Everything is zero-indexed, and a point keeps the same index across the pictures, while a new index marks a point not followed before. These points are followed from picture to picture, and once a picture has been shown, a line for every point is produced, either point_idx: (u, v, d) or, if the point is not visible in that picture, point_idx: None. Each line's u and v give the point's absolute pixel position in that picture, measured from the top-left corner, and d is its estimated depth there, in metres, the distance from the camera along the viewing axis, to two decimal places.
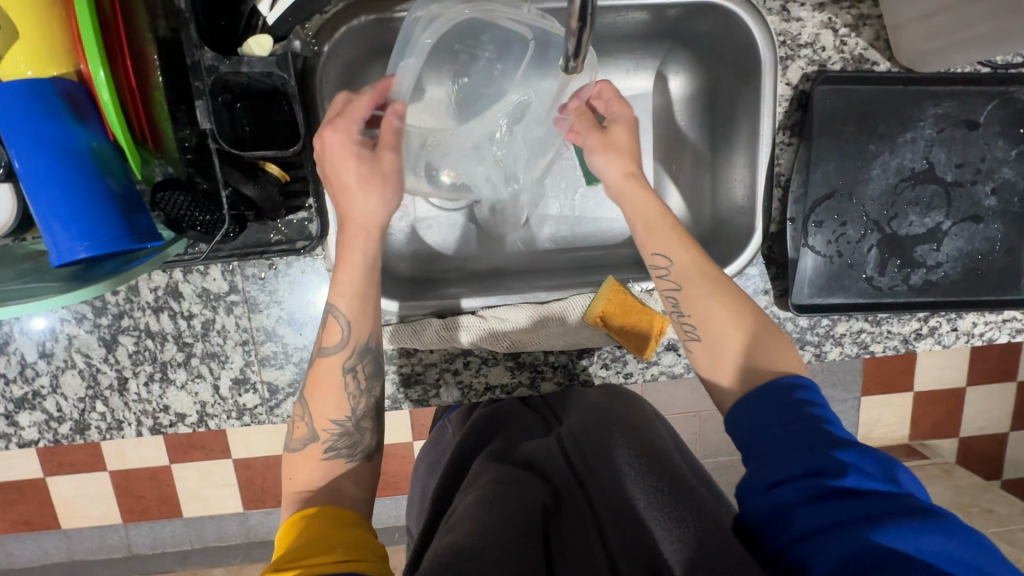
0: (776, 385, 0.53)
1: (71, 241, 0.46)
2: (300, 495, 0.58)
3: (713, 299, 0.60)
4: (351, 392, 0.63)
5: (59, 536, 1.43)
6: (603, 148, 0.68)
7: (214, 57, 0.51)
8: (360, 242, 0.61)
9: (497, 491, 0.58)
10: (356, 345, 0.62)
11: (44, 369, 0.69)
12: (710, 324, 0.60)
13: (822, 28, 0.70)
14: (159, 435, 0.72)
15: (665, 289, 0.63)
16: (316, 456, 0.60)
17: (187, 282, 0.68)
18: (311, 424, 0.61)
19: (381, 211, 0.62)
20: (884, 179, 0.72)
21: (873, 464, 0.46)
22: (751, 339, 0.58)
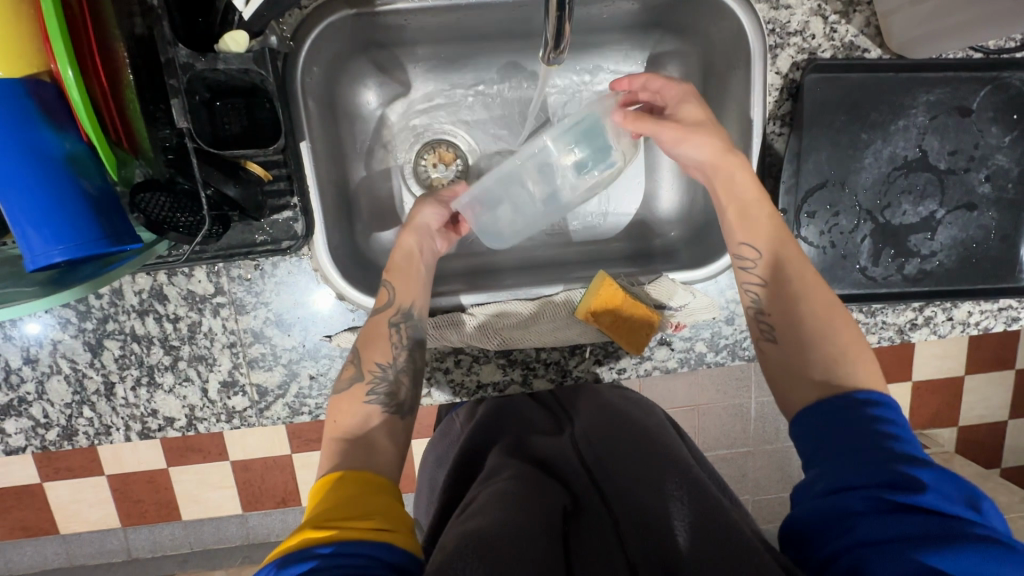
0: (846, 398, 0.51)
1: (45, 244, 0.45)
2: (339, 442, 0.59)
3: (804, 296, 0.58)
4: (396, 343, 0.66)
5: (58, 541, 1.43)
6: (681, 134, 0.64)
7: (189, 55, 0.50)
8: (411, 237, 0.70)
9: (519, 488, 0.59)
10: (403, 306, 0.66)
11: (30, 375, 0.68)
12: (794, 321, 0.57)
13: (811, 16, 0.68)
14: (149, 440, 0.72)
15: (748, 281, 0.61)
16: (359, 396, 0.62)
17: (172, 284, 0.67)
18: (358, 364, 0.64)
19: (428, 217, 0.71)
20: (877, 168, 0.72)
21: (956, 488, 0.44)
22: (844, 343, 0.55)
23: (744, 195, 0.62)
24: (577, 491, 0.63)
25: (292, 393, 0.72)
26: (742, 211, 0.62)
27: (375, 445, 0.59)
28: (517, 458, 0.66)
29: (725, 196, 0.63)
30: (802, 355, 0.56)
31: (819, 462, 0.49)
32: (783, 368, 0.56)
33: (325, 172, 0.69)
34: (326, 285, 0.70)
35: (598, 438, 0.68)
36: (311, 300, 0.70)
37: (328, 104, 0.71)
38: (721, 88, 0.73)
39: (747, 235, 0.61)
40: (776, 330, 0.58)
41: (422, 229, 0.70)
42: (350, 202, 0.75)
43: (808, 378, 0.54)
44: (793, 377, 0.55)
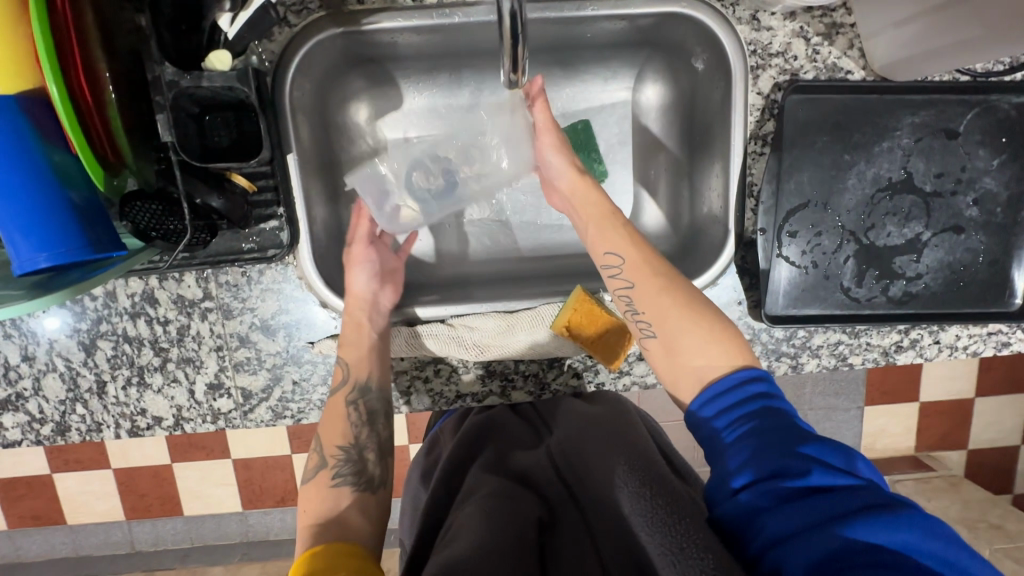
0: (730, 379, 0.56)
1: (32, 250, 0.48)
2: (310, 528, 0.61)
3: (662, 290, 0.62)
4: (353, 421, 0.69)
5: (65, 531, 1.47)
6: (559, 147, 0.70)
7: (175, 73, 0.52)
8: (359, 305, 0.70)
9: (496, 504, 0.60)
10: (358, 382, 0.69)
11: (27, 372, 0.72)
12: (663, 318, 0.61)
13: (793, 37, 0.68)
14: (138, 438, 0.74)
15: (618, 286, 0.64)
16: (324, 483, 0.66)
17: (163, 288, 0.70)
18: (320, 452, 0.67)
19: (363, 282, 0.71)
20: (860, 190, 0.71)
21: (834, 456, 0.48)
22: (707, 329, 0.59)
23: (602, 207, 0.68)
24: (554, 506, 0.65)
25: (275, 397, 0.73)
26: (610, 219, 0.67)
27: (348, 523, 0.62)
28: (492, 474, 0.67)
29: (586, 214, 0.68)
30: (676, 345, 0.60)
31: (718, 462, 0.52)
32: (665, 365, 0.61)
33: (313, 186, 0.71)
34: (310, 293, 0.72)
35: (574, 452, 0.69)
36: (295, 307, 0.72)
37: (319, 115, 0.73)
38: (706, 107, 0.74)
39: (616, 240, 0.65)
40: (651, 327, 0.62)
41: (362, 299, 0.70)
42: (338, 213, 0.77)
43: (685, 366, 0.59)
44: (675, 372, 0.60)
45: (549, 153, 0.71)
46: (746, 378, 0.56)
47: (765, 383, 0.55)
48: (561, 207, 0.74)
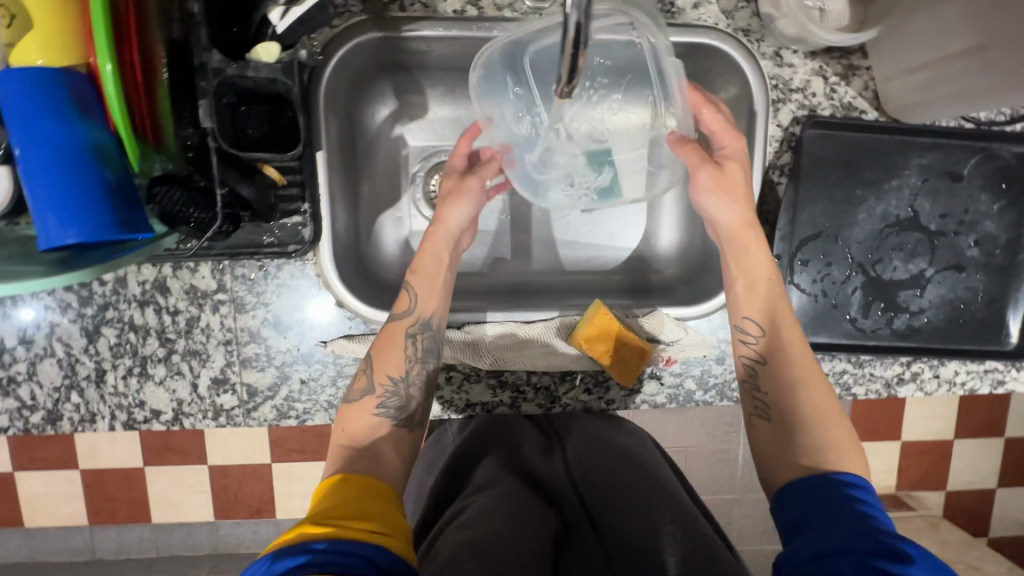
0: (822, 478, 0.55)
1: (62, 225, 0.47)
2: (345, 450, 0.60)
3: (803, 384, 0.61)
4: (410, 355, 0.65)
5: (23, 534, 1.40)
6: (718, 194, 0.68)
7: (222, 60, 0.53)
8: (443, 234, 0.69)
9: (516, 510, 0.60)
10: (422, 316, 0.66)
11: (23, 355, 0.69)
12: (789, 404, 0.61)
13: (812, 75, 0.71)
14: (132, 431, 0.71)
15: (745, 354, 0.65)
16: (369, 408, 0.62)
17: (176, 277, 0.68)
18: (370, 375, 0.64)
19: (460, 216, 0.71)
20: (870, 224, 0.74)
21: (938, 569, 0.46)
22: (829, 437, 0.58)
23: (755, 270, 0.66)
24: (568, 519, 0.65)
25: (281, 396, 0.72)
26: (749, 284, 0.66)
27: (381, 455, 0.60)
28: (509, 480, 0.66)
29: (740, 268, 0.67)
30: (794, 431, 0.59)
31: (804, 535, 0.51)
32: (770, 449, 0.60)
33: (338, 185, 0.71)
34: (327, 291, 0.71)
35: (596, 469, 0.67)
36: (309, 304, 0.71)
37: (349, 117, 0.74)
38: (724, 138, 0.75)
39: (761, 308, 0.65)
40: (767, 407, 0.62)
41: (455, 230, 0.70)
42: (358, 213, 0.76)
43: (791, 457, 0.58)
44: (778, 458, 0.59)
45: (704, 197, 0.69)
46: (855, 486, 0.54)
47: (861, 490, 0.54)
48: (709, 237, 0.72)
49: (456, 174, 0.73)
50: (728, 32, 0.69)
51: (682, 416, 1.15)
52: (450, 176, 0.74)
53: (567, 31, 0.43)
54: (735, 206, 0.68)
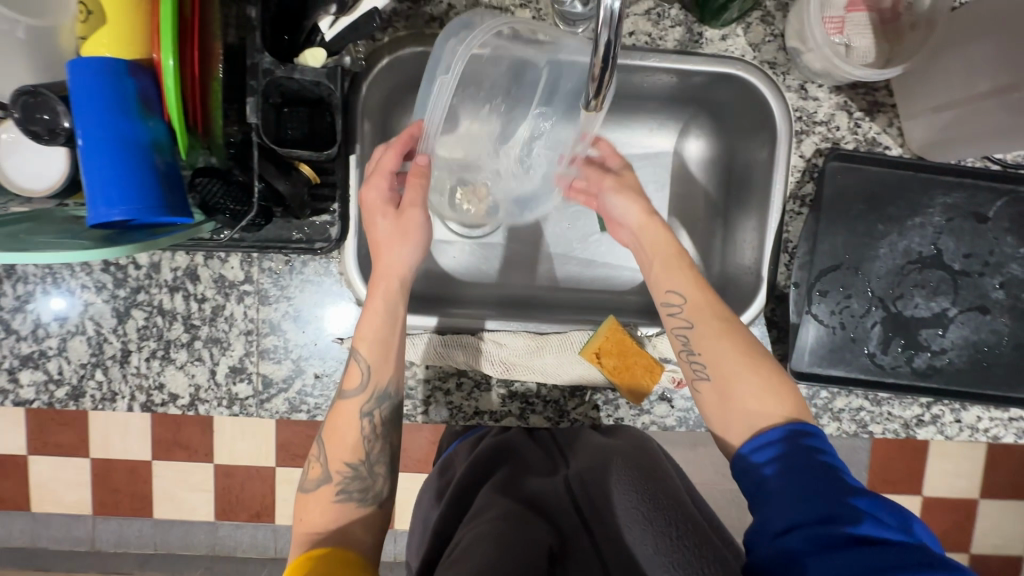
0: (773, 430, 0.58)
1: (110, 204, 0.50)
2: (309, 537, 0.63)
3: (723, 344, 0.63)
4: (365, 436, 0.66)
5: (27, 520, 1.41)
6: (620, 191, 0.73)
7: (272, 62, 0.56)
8: (394, 288, 0.66)
9: (506, 530, 0.59)
10: (376, 389, 0.66)
11: (56, 331, 0.72)
12: (721, 362, 0.63)
13: (837, 110, 0.72)
14: (149, 413, 0.73)
15: (676, 326, 0.66)
16: (329, 497, 0.64)
17: (206, 266, 0.71)
18: (325, 466, 0.65)
19: (406, 259, 0.67)
20: (891, 259, 0.74)
21: (887, 514, 0.51)
22: (763, 381, 0.61)
23: (665, 248, 0.69)
24: (565, 533, 0.64)
25: (294, 389, 0.73)
26: (666, 263, 0.68)
27: (350, 535, 0.64)
28: (502, 494, 0.67)
29: (654, 252, 0.69)
30: (735, 387, 0.62)
31: (761, 506, 0.55)
32: (716, 406, 0.63)
33: (367, 187, 0.74)
34: (347, 289, 0.73)
35: (593, 481, 0.68)
36: (331, 301, 0.73)
37: (383, 125, 0.77)
38: (746, 163, 0.78)
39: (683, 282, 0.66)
40: (705, 368, 0.63)
41: (405, 276, 0.67)
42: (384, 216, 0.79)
43: (736, 408, 0.61)
44: (724, 411, 0.62)
45: (611, 195, 0.73)
46: (795, 430, 0.58)
47: (810, 436, 0.57)
48: (625, 241, 0.75)
49: (390, 210, 0.67)
50: (755, 64, 0.71)
51: (693, 451, 1.13)
52: (382, 215, 0.67)
53: (597, 45, 0.46)
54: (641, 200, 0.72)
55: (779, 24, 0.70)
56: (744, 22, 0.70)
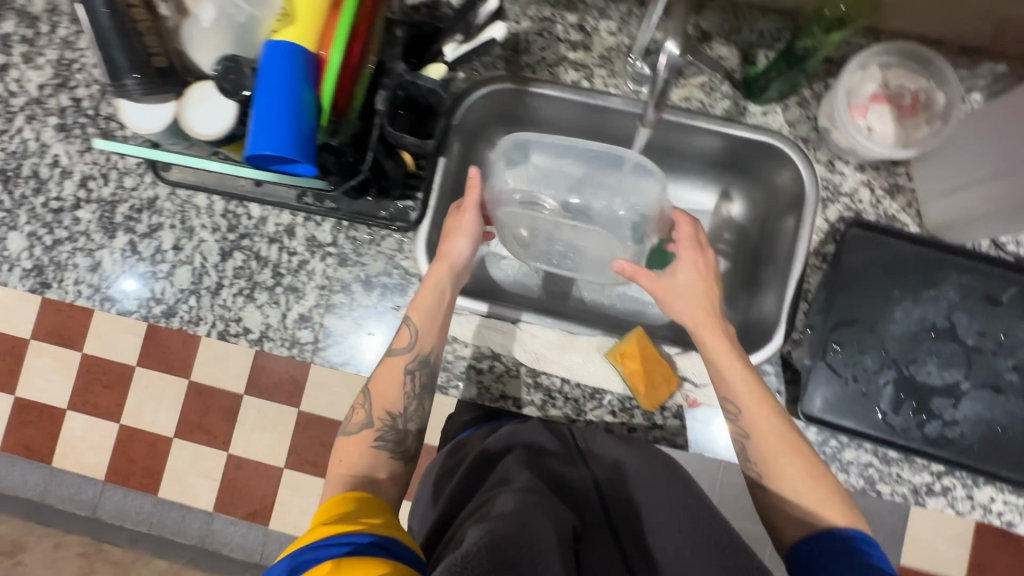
0: (836, 536, 0.64)
1: (263, 145, 0.65)
2: (345, 478, 0.68)
3: (779, 456, 0.70)
4: (408, 391, 0.74)
5: (44, 474, 1.49)
6: (678, 300, 0.78)
7: (403, 71, 0.70)
8: (444, 269, 0.77)
9: (535, 505, 0.62)
10: (420, 352, 0.74)
11: (170, 258, 0.86)
12: (776, 471, 0.70)
13: (861, 185, 0.82)
14: (223, 341, 0.84)
15: (735, 432, 0.73)
16: (366, 442, 0.70)
17: (304, 227, 0.85)
18: (370, 411, 0.72)
19: (464, 249, 0.79)
20: (906, 324, 0.79)
21: None
22: (821, 493, 0.67)
23: (721, 350, 0.73)
24: (588, 521, 0.70)
25: (348, 343, 0.83)
26: (717, 373, 0.74)
27: (378, 484, 0.69)
28: (528, 471, 0.70)
29: (711, 351, 0.74)
30: (794, 495, 0.68)
31: None
32: (775, 511, 0.69)
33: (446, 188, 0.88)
34: (413, 267, 0.84)
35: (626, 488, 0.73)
36: (397, 274, 0.84)
37: (470, 145, 0.93)
38: (778, 224, 0.88)
39: (741, 395, 0.71)
40: (759, 468, 0.71)
41: (458, 261, 0.79)
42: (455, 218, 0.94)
43: (792, 516, 0.68)
44: (781, 519, 0.69)
45: (673, 301, 0.78)
46: (860, 539, 0.64)
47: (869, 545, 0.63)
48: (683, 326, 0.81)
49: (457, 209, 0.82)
50: (790, 137, 0.83)
51: None
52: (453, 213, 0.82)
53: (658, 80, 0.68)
54: (696, 301, 0.78)
55: (814, 109, 0.83)
56: (783, 104, 0.83)
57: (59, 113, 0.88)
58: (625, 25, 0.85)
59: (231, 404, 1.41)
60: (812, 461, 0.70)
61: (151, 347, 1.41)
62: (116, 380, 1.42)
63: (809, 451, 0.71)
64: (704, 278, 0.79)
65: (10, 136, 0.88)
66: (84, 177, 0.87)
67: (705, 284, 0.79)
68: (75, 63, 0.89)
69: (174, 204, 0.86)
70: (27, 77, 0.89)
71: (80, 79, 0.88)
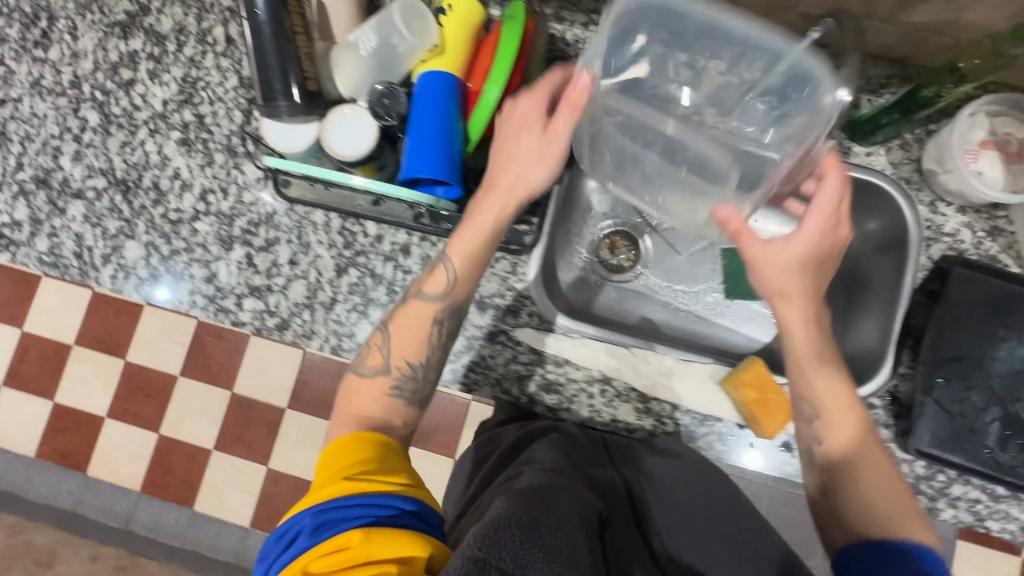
0: (882, 546, 0.65)
1: (417, 167, 0.69)
2: (361, 422, 0.69)
3: (857, 465, 0.70)
4: (431, 340, 0.72)
5: (77, 483, 1.36)
6: (767, 250, 0.69)
7: None
8: (497, 201, 0.70)
9: (567, 486, 0.62)
10: (452, 295, 0.72)
11: (285, 272, 0.87)
12: (846, 471, 0.70)
13: (962, 226, 0.85)
14: (335, 356, 0.85)
15: (809, 431, 0.73)
16: (382, 388, 0.70)
17: (419, 246, 0.87)
18: (388, 358, 0.71)
19: (532, 180, 0.70)
20: (1010, 362, 0.81)
21: None
22: (889, 511, 0.67)
23: (802, 345, 0.71)
24: (614, 506, 0.71)
25: (461, 362, 0.84)
26: (805, 333, 0.70)
27: (392, 429, 0.70)
28: (558, 454, 0.70)
29: (801, 337, 0.71)
30: (853, 480, 0.69)
31: None
32: (828, 511, 0.70)
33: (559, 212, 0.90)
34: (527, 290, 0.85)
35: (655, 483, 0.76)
36: (510, 296, 0.85)
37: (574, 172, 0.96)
38: (875, 258, 0.91)
39: (829, 404, 0.71)
40: (819, 435, 0.72)
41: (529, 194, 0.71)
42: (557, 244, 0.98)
43: (848, 519, 0.68)
44: (832, 518, 0.70)
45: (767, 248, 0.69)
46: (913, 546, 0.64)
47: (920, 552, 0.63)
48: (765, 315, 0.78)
49: (540, 123, 0.69)
50: (894, 177, 0.86)
51: None
52: (532, 127, 0.69)
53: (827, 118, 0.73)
54: (796, 254, 0.68)
55: (916, 152, 0.86)
56: (886, 146, 0.87)
57: (182, 129, 0.91)
58: None
59: (273, 418, 1.29)
60: (897, 485, 0.69)
61: (196, 359, 1.27)
62: (157, 390, 1.29)
63: (868, 428, 0.71)
64: (823, 241, 0.68)
65: (132, 147, 0.90)
66: (204, 190, 0.89)
67: (813, 245, 0.68)
68: (200, 81, 0.92)
69: (291, 220, 0.88)
70: (152, 92, 0.92)
71: (205, 97, 0.91)
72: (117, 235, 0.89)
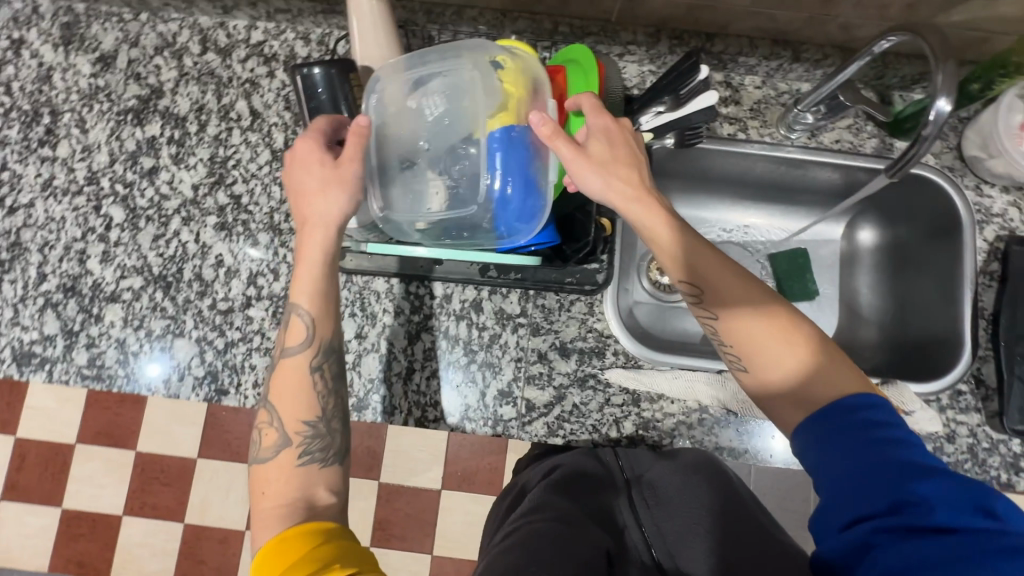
0: (877, 425, 0.56)
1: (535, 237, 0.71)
2: (280, 509, 0.58)
3: (766, 334, 0.62)
4: (318, 393, 0.64)
5: None
6: (595, 167, 0.65)
7: None
8: (315, 233, 0.64)
9: (564, 533, 0.61)
10: (318, 342, 0.64)
11: (355, 347, 0.83)
12: (758, 355, 0.62)
13: (1009, 205, 0.88)
14: (421, 428, 0.81)
15: (705, 317, 0.65)
16: (289, 463, 0.61)
17: (490, 300, 0.84)
18: (280, 432, 0.61)
19: (334, 208, 0.64)
20: None
21: (965, 498, 0.50)
22: (821, 380, 0.60)
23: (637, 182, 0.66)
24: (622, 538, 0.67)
25: (553, 414, 0.81)
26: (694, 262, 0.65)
27: (317, 502, 0.60)
28: (559, 495, 0.70)
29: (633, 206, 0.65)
30: (768, 380, 0.62)
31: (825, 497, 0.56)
32: (777, 398, 0.61)
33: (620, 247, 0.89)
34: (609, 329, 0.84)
35: (657, 497, 0.71)
36: (592, 337, 0.84)
37: None
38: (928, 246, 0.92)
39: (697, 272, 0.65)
40: (743, 360, 0.63)
41: (332, 223, 0.64)
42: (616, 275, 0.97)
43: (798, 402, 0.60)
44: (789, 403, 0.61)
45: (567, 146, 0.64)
46: (880, 422, 0.56)
47: (906, 449, 0.54)
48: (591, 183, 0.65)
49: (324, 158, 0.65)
50: (938, 167, 0.88)
51: None
52: (316, 162, 0.64)
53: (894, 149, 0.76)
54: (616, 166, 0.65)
55: (954, 140, 0.89)
56: None
57: (218, 212, 0.85)
58: (770, 78, 0.90)
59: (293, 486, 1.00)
60: (800, 334, 0.62)
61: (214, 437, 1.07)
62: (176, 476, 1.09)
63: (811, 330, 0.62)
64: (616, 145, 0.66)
65: (166, 240, 0.85)
66: (252, 274, 0.84)
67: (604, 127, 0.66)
68: (230, 159, 0.87)
69: (350, 293, 0.84)
70: (180, 178, 0.86)
71: (238, 176, 0.86)
72: (164, 334, 0.82)
